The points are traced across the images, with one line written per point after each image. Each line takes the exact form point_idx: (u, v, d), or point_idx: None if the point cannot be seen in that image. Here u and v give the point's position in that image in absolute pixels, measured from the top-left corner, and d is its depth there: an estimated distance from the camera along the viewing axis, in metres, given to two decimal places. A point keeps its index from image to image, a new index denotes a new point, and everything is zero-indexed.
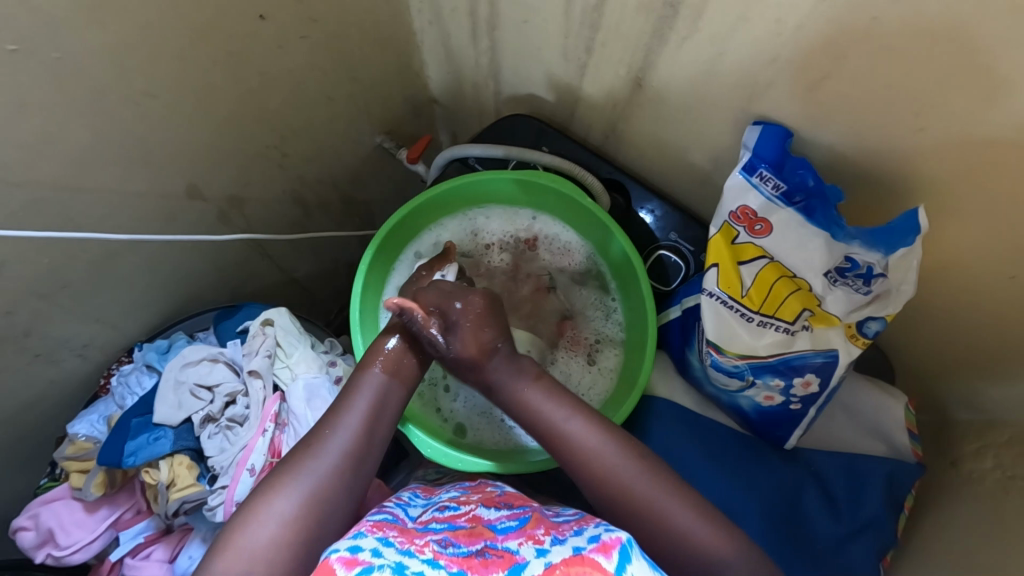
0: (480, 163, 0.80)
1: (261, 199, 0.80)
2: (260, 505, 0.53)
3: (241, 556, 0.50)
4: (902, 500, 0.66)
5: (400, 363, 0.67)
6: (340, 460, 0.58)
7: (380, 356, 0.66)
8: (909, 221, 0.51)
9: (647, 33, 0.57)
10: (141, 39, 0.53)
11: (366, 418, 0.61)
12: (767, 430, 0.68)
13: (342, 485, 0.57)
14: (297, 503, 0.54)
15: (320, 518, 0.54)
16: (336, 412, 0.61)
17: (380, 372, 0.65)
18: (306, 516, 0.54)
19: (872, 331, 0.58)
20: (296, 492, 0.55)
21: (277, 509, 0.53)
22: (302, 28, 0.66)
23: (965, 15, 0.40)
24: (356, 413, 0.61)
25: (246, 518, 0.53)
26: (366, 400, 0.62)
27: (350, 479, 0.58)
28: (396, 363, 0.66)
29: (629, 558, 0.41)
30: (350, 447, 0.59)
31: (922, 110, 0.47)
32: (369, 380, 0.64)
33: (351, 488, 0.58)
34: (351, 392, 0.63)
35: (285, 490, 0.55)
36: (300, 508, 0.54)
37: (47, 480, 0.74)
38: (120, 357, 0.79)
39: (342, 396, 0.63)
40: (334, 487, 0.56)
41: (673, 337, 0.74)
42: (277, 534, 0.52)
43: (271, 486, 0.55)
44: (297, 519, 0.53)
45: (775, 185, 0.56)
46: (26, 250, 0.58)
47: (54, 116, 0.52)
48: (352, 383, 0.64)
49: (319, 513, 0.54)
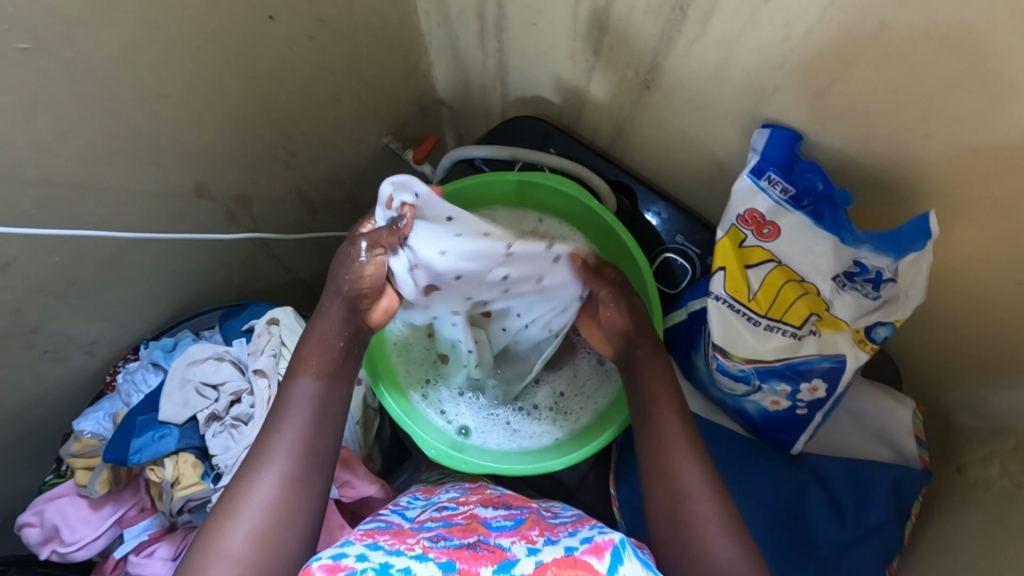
0: (486, 163, 0.80)
1: (268, 199, 0.80)
2: (206, 549, 0.50)
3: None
4: (908, 507, 0.65)
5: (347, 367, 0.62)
6: (280, 486, 0.54)
7: (325, 357, 0.59)
8: (919, 226, 0.51)
9: (655, 36, 0.57)
10: (153, 38, 0.53)
11: (302, 435, 0.56)
12: (773, 435, 0.68)
13: (289, 510, 0.53)
14: (245, 541, 0.51)
15: (272, 552, 0.51)
16: (269, 436, 0.56)
17: (315, 379, 0.58)
18: (259, 552, 0.51)
19: (880, 337, 0.57)
20: (243, 528, 0.51)
21: (224, 553, 0.50)
22: (310, 29, 0.66)
23: (979, 20, 0.39)
24: (288, 434, 0.56)
25: (197, 562, 0.50)
26: (300, 417, 0.57)
27: (298, 504, 0.54)
28: (336, 363, 0.60)
29: (622, 558, 0.41)
30: (288, 472, 0.54)
31: (930, 116, 0.47)
32: (301, 392, 0.58)
33: (303, 509, 0.54)
34: (282, 410, 0.57)
35: (232, 526, 0.51)
36: (249, 547, 0.51)
37: (53, 477, 0.75)
38: (125, 354, 0.79)
39: (273, 417, 0.57)
40: (284, 514, 0.53)
41: (679, 341, 0.73)
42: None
43: (216, 521, 0.52)
44: (249, 558, 0.50)
45: (783, 188, 0.57)
46: (35, 248, 0.58)
47: (66, 115, 0.52)
48: (284, 398, 0.58)
49: (273, 543, 0.52)
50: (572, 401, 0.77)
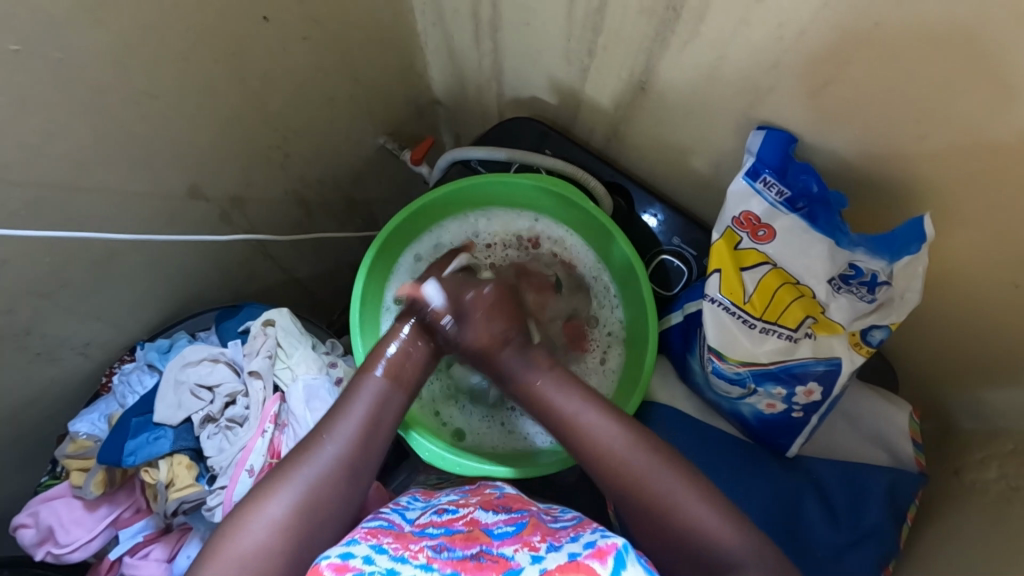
0: (482, 164, 0.80)
1: (263, 200, 0.80)
2: (251, 510, 0.54)
3: (232, 557, 0.51)
4: (903, 512, 0.65)
5: (402, 367, 0.66)
6: (333, 466, 0.58)
7: (382, 360, 0.66)
8: (913, 229, 0.51)
9: (648, 36, 0.57)
10: (143, 39, 0.53)
11: (362, 424, 0.61)
12: (768, 437, 0.68)
13: (334, 491, 0.57)
14: (289, 508, 0.54)
15: (307, 525, 0.54)
16: (332, 420, 0.61)
17: (382, 376, 0.65)
18: (297, 519, 0.54)
19: (876, 340, 0.58)
20: (287, 497, 0.55)
21: (266, 513, 0.53)
22: (304, 29, 0.66)
23: (972, 20, 0.39)
24: (353, 419, 0.61)
25: (240, 518, 0.53)
26: (364, 405, 0.62)
27: (343, 487, 0.58)
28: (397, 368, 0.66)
29: (625, 564, 0.41)
30: (343, 455, 0.59)
31: (925, 116, 0.47)
32: (370, 384, 0.64)
33: (345, 496, 0.57)
34: (350, 397, 0.63)
35: (277, 493, 0.55)
36: (292, 514, 0.54)
37: (47, 478, 0.75)
38: (121, 356, 0.79)
39: (342, 400, 0.63)
40: (327, 493, 0.56)
41: (674, 344, 0.73)
42: (268, 540, 0.52)
43: (268, 486, 0.56)
44: (288, 523, 0.54)
45: (778, 191, 0.57)
46: (27, 249, 0.58)
47: (55, 116, 0.52)
48: (352, 388, 0.64)
49: (313, 514, 0.55)
50: None
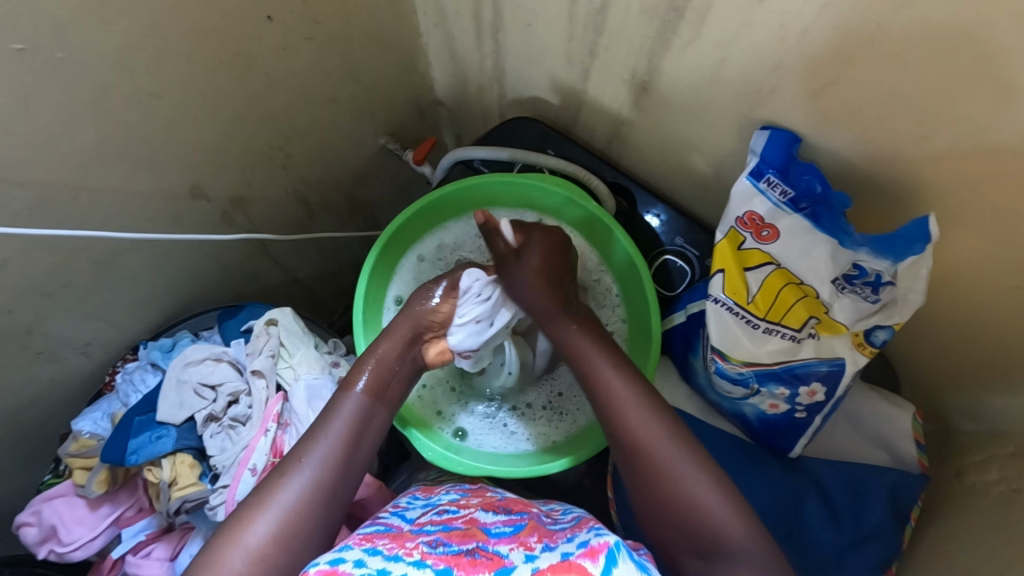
0: (485, 164, 0.80)
1: (265, 200, 0.80)
2: (231, 534, 0.52)
3: None
4: (906, 512, 0.65)
5: (386, 384, 0.66)
6: (310, 490, 0.56)
7: (362, 374, 0.65)
8: (918, 229, 0.51)
9: (650, 37, 0.57)
10: (146, 39, 0.53)
11: (339, 447, 0.59)
12: (770, 438, 0.68)
13: (313, 516, 0.55)
14: (266, 536, 0.52)
15: (287, 553, 0.52)
16: (308, 444, 0.59)
17: (362, 391, 0.64)
18: (276, 546, 0.52)
19: (880, 341, 0.57)
20: (266, 522, 0.53)
21: (245, 541, 0.51)
22: (306, 30, 0.66)
23: (973, 21, 0.39)
24: (331, 439, 0.60)
25: (218, 545, 0.51)
26: (343, 424, 0.61)
27: (321, 511, 0.56)
28: (381, 383, 0.65)
29: (615, 560, 0.41)
30: (321, 478, 0.57)
31: (927, 118, 0.47)
32: (350, 403, 0.63)
33: (322, 521, 0.56)
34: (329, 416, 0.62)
35: (256, 518, 0.53)
36: (269, 543, 0.52)
37: (50, 477, 0.75)
38: (124, 355, 0.79)
39: (320, 419, 0.62)
40: (306, 519, 0.54)
41: (676, 343, 0.73)
42: (244, 571, 0.50)
43: (244, 512, 0.53)
44: (266, 551, 0.51)
45: (782, 190, 0.57)
46: (30, 249, 0.58)
47: (59, 117, 0.52)
48: (335, 408, 0.62)
49: (292, 543, 0.53)
50: (568, 401, 0.77)
